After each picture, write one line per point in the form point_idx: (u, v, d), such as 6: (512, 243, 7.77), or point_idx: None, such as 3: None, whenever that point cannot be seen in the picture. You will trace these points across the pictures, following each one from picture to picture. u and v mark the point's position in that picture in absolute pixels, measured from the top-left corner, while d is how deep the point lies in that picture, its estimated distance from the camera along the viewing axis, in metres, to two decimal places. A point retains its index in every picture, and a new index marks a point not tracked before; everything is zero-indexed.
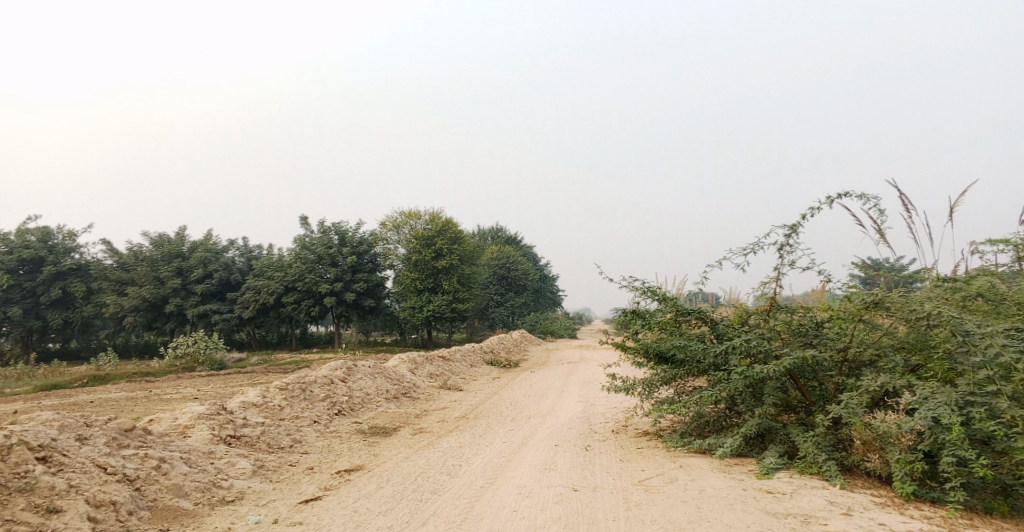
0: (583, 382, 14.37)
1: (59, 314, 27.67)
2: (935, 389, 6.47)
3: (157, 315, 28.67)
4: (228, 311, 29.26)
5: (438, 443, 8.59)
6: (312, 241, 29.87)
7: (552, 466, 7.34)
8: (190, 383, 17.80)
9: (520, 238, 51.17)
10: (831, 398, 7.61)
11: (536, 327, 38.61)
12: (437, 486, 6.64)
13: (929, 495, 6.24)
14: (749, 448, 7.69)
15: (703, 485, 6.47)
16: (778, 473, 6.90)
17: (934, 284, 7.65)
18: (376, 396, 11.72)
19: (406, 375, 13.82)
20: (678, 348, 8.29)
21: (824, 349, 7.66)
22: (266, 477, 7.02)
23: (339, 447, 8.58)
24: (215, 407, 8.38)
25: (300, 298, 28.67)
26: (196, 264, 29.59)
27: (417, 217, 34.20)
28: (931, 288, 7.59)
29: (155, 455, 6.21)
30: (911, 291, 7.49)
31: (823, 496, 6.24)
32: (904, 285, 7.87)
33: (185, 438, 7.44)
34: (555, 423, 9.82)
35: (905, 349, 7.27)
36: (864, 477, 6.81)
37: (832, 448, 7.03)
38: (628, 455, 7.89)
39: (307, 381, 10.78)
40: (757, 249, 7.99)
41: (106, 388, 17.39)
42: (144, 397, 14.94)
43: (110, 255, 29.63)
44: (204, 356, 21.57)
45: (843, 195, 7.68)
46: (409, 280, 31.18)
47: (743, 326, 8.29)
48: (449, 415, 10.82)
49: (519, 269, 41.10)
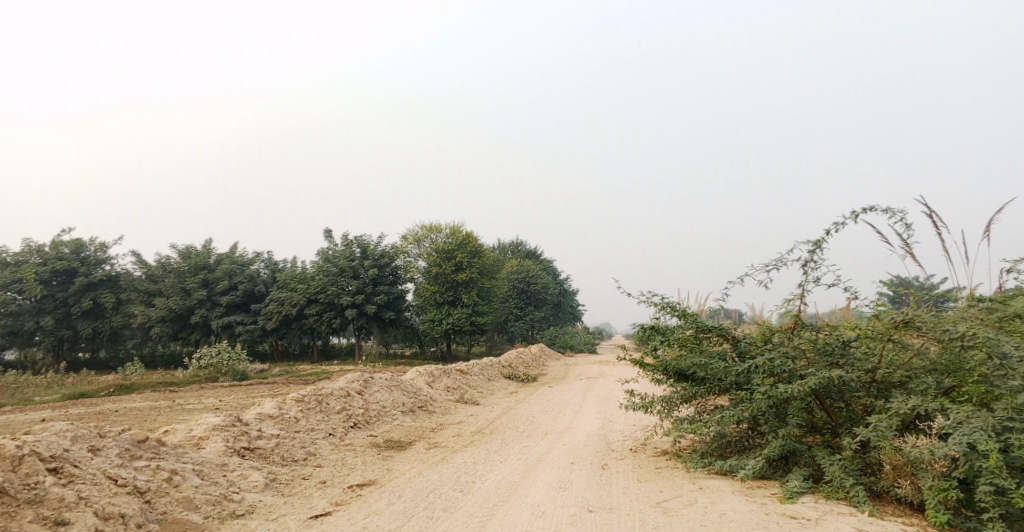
0: (601, 398, 14.16)
1: (89, 323, 28.11)
2: (971, 413, 6.21)
3: (183, 325, 29.02)
4: (252, 322, 29.50)
5: (452, 459, 8.47)
6: (335, 254, 30.04)
7: (567, 485, 7.17)
8: (213, 394, 17.91)
9: (541, 252, 51.06)
10: (858, 419, 7.36)
11: (556, 341, 38.38)
12: (448, 504, 6.51)
13: (965, 525, 5.95)
14: (772, 470, 7.45)
15: (723, 508, 6.26)
16: (802, 498, 6.64)
17: (968, 304, 7.37)
18: (393, 409, 11.64)
19: (423, 388, 13.74)
20: (699, 366, 8.10)
21: (851, 370, 7.42)
22: (277, 491, 6.94)
23: (353, 461, 8.49)
24: (230, 418, 8.35)
25: (322, 310, 28.81)
26: (222, 276, 29.90)
27: (438, 230, 34.29)
28: (965, 307, 7.32)
29: (167, 467, 6.17)
30: (944, 311, 7.24)
31: (850, 523, 5.99)
32: (937, 304, 7.58)
33: (199, 449, 7.40)
34: (572, 440, 9.65)
35: (938, 371, 7.01)
36: (894, 503, 6.54)
37: (860, 473, 6.77)
38: (646, 474, 7.69)
39: (323, 393, 10.74)
40: (781, 265, 7.78)
41: (131, 397, 17.56)
42: (167, 407, 15.05)
43: (139, 267, 30.11)
44: (226, 367, 21.71)
45: (868, 209, 7.47)
46: (429, 293, 31.16)
47: (766, 344, 8.07)
48: (465, 429, 10.69)
49: (539, 283, 40.97)
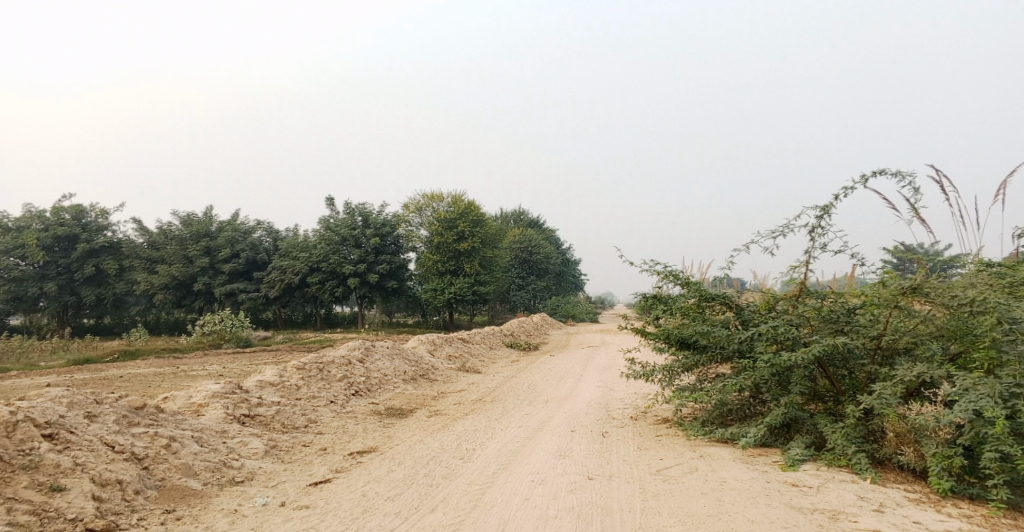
0: (602, 367, 14.15)
1: (92, 290, 28.11)
2: (978, 380, 6.14)
3: (186, 293, 29.05)
4: (254, 290, 29.50)
5: (453, 427, 8.45)
6: (337, 223, 29.86)
7: (568, 452, 7.14)
8: (216, 361, 17.96)
9: (543, 222, 50.82)
10: (861, 387, 7.31)
11: (557, 311, 38.40)
12: (448, 472, 6.49)
13: (967, 492, 5.93)
14: (774, 438, 7.43)
15: (724, 476, 6.22)
16: (804, 465, 6.61)
17: (977, 269, 7.26)
18: (394, 377, 11.63)
19: (425, 356, 13.73)
20: (701, 334, 8.02)
21: (856, 337, 7.35)
22: (277, 458, 6.93)
23: (354, 428, 8.48)
24: (230, 385, 8.32)
25: (324, 279, 28.76)
26: (224, 244, 29.80)
27: (440, 199, 34.08)
28: (974, 272, 7.21)
29: (166, 434, 6.14)
30: (951, 277, 7.17)
31: (853, 490, 5.96)
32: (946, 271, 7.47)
33: (199, 416, 7.38)
34: (572, 408, 9.62)
35: (944, 337, 6.95)
36: (896, 470, 6.51)
37: (862, 440, 6.74)
38: (646, 442, 7.67)
39: (325, 361, 10.72)
40: (787, 232, 7.65)
41: (135, 363, 17.62)
42: (171, 373, 15.08)
43: (141, 234, 30.01)
44: (229, 333, 21.75)
45: (877, 173, 7.31)
46: (431, 263, 31.06)
47: (771, 312, 7.97)
48: (466, 398, 10.67)
49: (542, 252, 40.85)
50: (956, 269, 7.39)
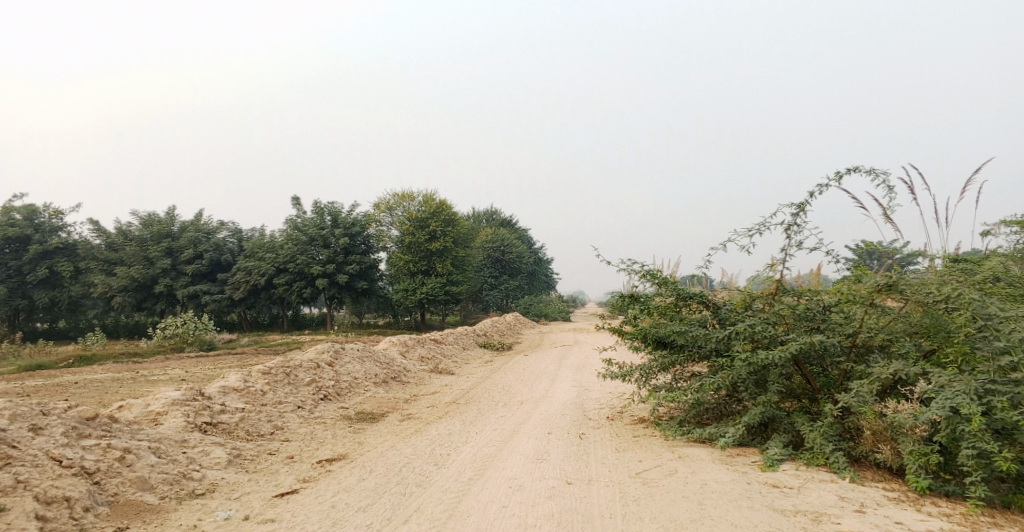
0: (577, 366, 14.03)
1: (45, 293, 27.12)
2: (953, 377, 6.11)
3: (147, 295, 28.24)
4: (218, 292, 28.80)
5: (426, 431, 8.21)
6: (304, 222, 29.28)
7: (545, 456, 6.96)
8: (178, 365, 17.40)
9: (516, 221, 50.64)
10: (837, 384, 7.27)
11: (530, 310, 38.31)
12: (422, 479, 6.26)
13: (944, 489, 5.89)
14: (751, 437, 7.34)
15: (704, 478, 6.10)
16: (783, 465, 6.51)
17: (948, 264, 7.27)
18: (364, 380, 11.33)
19: (397, 358, 13.44)
20: (678, 333, 7.90)
21: (832, 335, 7.30)
22: (241, 467, 6.62)
23: (323, 434, 8.18)
24: (192, 392, 7.97)
25: (292, 280, 28.21)
26: (186, 244, 29.00)
27: (411, 199, 33.72)
28: (945, 267, 7.22)
29: (119, 446, 5.80)
30: (920, 272, 7.17)
31: (833, 491, 5.87)
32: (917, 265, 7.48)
33: (157, 426, 7.02)
34: (548, 409, 9.44)
35: (918, 333, 6.93)
36: (873, 468, 6.46)
37: (839, 438, 6.68)
38: (624, 443, 7.53)
39: (292, 364, 10.38)
40: (763, 230, 7.59)
41: (91, 369, 16.99)
42: (130, 379, 14.54)
43: (98, 235, 29.05)
44: (193, 336, 21.13)
45: (851, 170, 7.30)
46: (403, 263, 30.71)
47: (747, 311, 7.90)
48: (440, 400, 10.42)
49: (514, 252, 40.70)
50: (928, 264, 7.42)
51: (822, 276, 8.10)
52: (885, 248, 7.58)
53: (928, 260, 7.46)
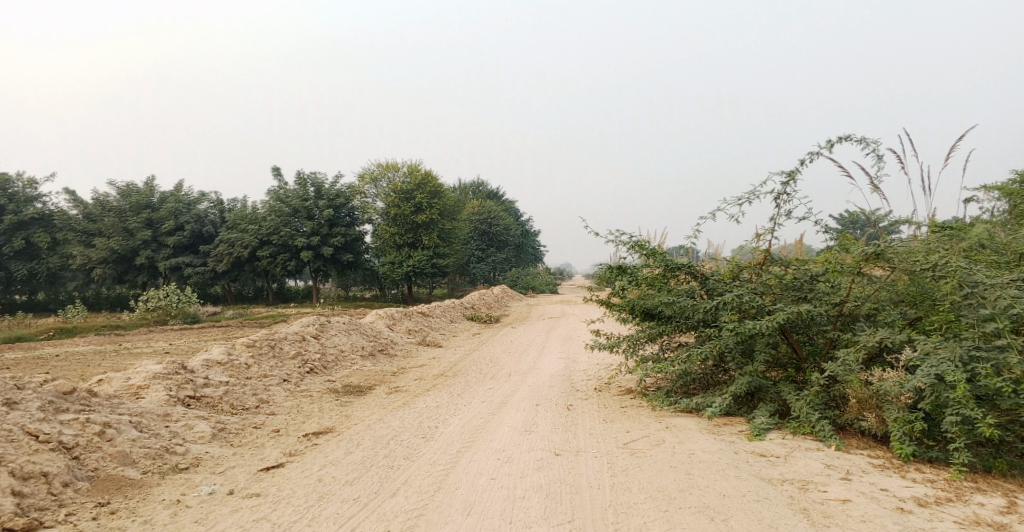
0: (565, 338, 14.04)
1: (23, 264, 26.75)
2: (939, 344, 6.12)
3: (128, 267, 27.88)
4: (201, 264, 28.47)
5: (414, 404, 8.16)
6: (287, 194, 28.88)
7: (533, 428, 6.94)
8: (162, 337, 17.23)
9: (502, 193, 50.32)
10: (823, 353, 7.28)
11: (517, 283, 38.32)
12: (410, 452, 6.22)
13: (928, 456, 5.92)
14: (737, 406, 7.36)
15: (692, 448, 6.10)
16: (769, 434, 6.53)
17: (934, 232, 7.26)
18: (351, 352, 11.25)
19: (384, 331, 13.37)
20: (666, 304, 7.86)
21: (819, 304, 7.29)
22: (226, 441, 6.54)
23: (309, 408, 8.11)
24: (174, 365, 7.84)
25: (276, 252, 27.93)
26: (167, 216, 28.57)
27: (395, 170, 33.35)
28: (932, 235, 7.20)
29: (98, 420, 5.69)
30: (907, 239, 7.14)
31: (819, 459, 5.90)
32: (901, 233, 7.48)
33: (138, 400, 6.91)
34: (536, 381, 9.43)
35: (904, 302, 6.93)
36: (858, 435, 6.49)
37: (824, 407, 6.70)
38: (612, 414, 7.52)
39: (276, 337, 10.27)
40: (752, 199, 7.53)
41: (73, 341, 16.77)
42: (113, 351, 14.39)
43: (75, 205, 28.53)
44: (176, 309, 20.91)
45: (842, 138, 7.22)
46: (388, 235, 30.49)
47: (735, 281, 7.87)
48: (428, 372, 10.39)
49: (501, 224, 40.55)
50: (915, 233, 7.41)
51: (806, 245, 8.09)
52: (871, 217, 7.59)
53: (914, 228, 7.45)
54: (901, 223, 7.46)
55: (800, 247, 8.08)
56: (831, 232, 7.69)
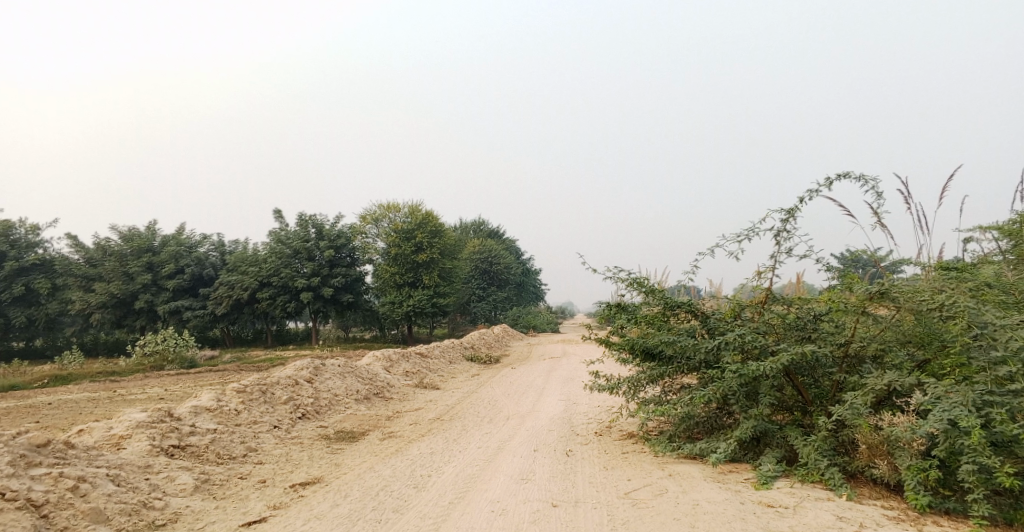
0: (565, 378, 13.74)
1: (22, 311, 26.58)
2: (951, 388, 5.87)
3: (128, 311, 27.69)
4: (201, 308, 28.27)
5: (407, 450, 7.88)
6: (288, 235, 28.83)
7: (530, 476, 6.65)
8: (157, 383, 16.95)
9: (503, 232, 50.33)
10: (830, 396, 7.02)
11: (518, 322, 38.03)
12: (400, 504, 5.94)
13: (944, 507, 5.63)
14: (742, 452, 7.07)
15: (696, 498, 5.82)
16: (777, 483, 6.23)
17: (939, 272, 7.08)
18: (346, 396, 10.98)
19: (380, 373, 13.10)
20: (666, 344, 7.63)
21: (823, 344, 7.08)
22: (209, 494, 6.25)
23: (298, 456, 7.83)
24: (159, 413, 7.59)
25: (276, 294, 27.74)
26: (167, 259, 28.44)
27: (396, 210, 33.45)
28: (937, 275, 7.01)
29: (72, 474, 5.45)
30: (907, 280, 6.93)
31: (831, 510, 5.61)
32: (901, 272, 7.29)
33: (119, 451, 6.65)
34: (534, 425, 9.14)
35: (912, 343, 6.73)
36: (870, 484, 6.20)
37: (833, 453, 6.41)
38: (612, 461, 7.24)
39: (269, 382, 10.01)
40: (751, 236, 7.35)
41: (67, 388, 16.49)
42: (107, 398, 14.11)
43: (76, 250, 28.49)
44: (174, 353, 20.63)
45: (841, 175, 7.07)
46: (389, 275, 30.35)
47: (736, 320, 7.65)
48: (423, 416, 10.10)
49: (501, 262, 40.42)
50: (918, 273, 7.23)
51: (807, 284, 7.90)
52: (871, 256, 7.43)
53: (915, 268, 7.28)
54: (902, 263, 7.26)
55: (801, 285, 7.89)
56: (832, 270, 7.50)
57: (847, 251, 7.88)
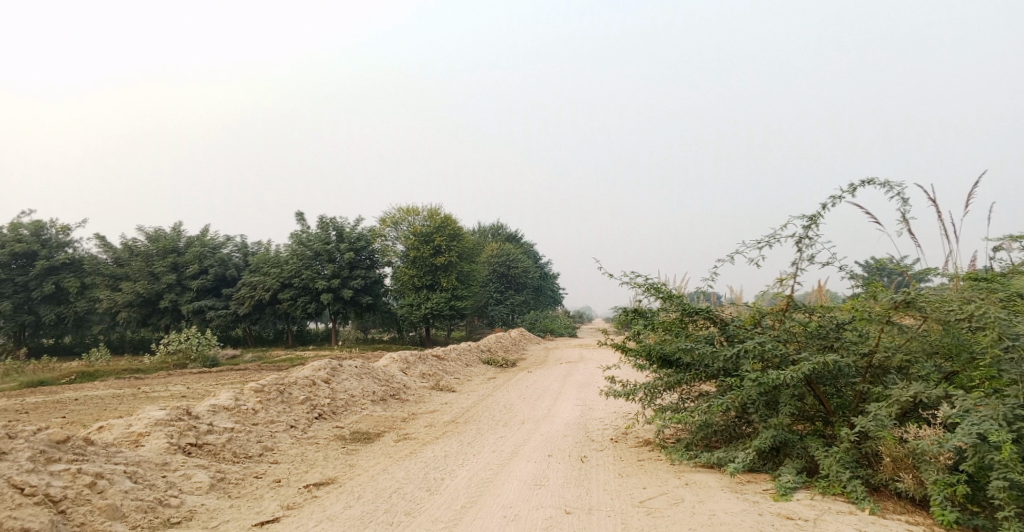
0: (581, 383, 13.66)
1: (50, 309, 27.09)
2: (979, 401, 5.73)
3: (152, 310, 28.08)
4: (223, 308, 28.59)
5: (422, 453, 7.87)
6: (309, 237, 29.09)
7: (543, 481, 6.59)
8: (180, 381, 17.14)
9: (522, 237, 50.32)
10: (853, 407, 6.89)
11: (535, 326, 37.95)
12: (412, 507, 5.92)
13: (972, 523, 5.48)
14: (761, 462, 6.96)
15: (713, 508, 5.73)
16: (797, 494, 6.12)
17: (967, 283, 6.92)
18: (362, 397, 11.01)
19: (397, 375, 13.12)
20: (684, 351, 7.54)
21: (846, 354, 6.95)
22: (224, 492, 6.29)
23: (314, 456, 7.85)
24: (177, 411, 7.65)
25: (297, 295, 27.96)
26: (192, 260, 28.82)
27: (416, 213, 33.61)
28: (965, 285, 6.86)
29: (90, 470, 5.52)
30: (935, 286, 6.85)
31: (852, 524, 5.49)
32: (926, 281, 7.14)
33: (137, 448, 6.72)
34: (549, 430, 9.09)
35: (939, 354, 6.59)
36: (894, 498, 6.07)
37: (856, 465, 6.28)
38: (628, 468, 7.16)
39: (286, 382, 10.06)
40: (772, 242, 7.24)
41: (92, 385, 16.75)
42: (130, 395, 14.30)
43: (104, 250, 28.99)
44: (196, 352, 20.86)
45: (865, 182, 6.94)
46: (408, 277, 30.47)
47: (756, 328, 7.54)
48: (439, 419, 10.09)
49: (520, 266, 40.38)
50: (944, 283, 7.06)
51: (830, 292, 7.76)
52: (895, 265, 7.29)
53: (942, 278, 7.10)
54: (928, 273, 7.09)
55: (824, 293, 7.75)
56: (856, 278, 7.37)
57: (871, 260, 7.74)
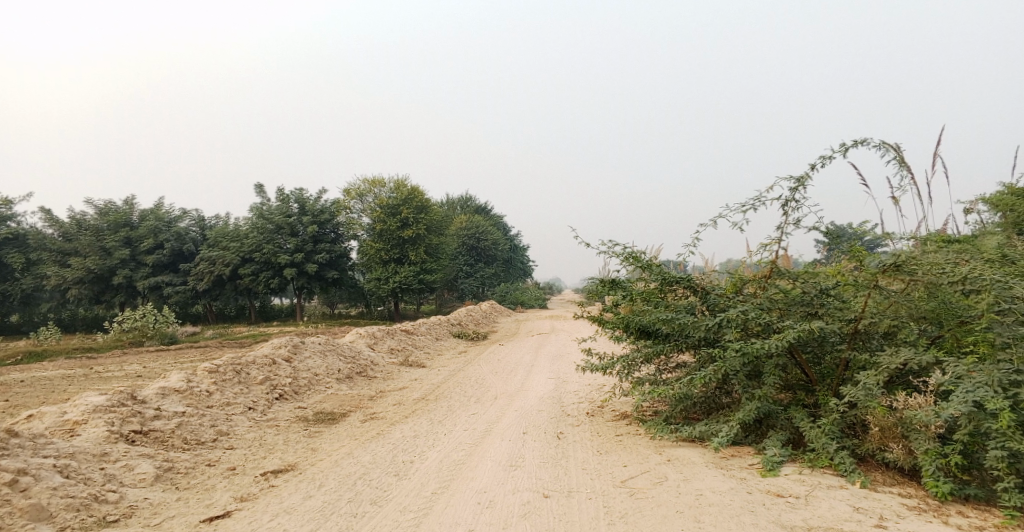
0: (554, 356, 13.30)
1: None
2: (973, 367, 5.49)
3: (105, 287, 26.92)
4: (182, 283, 27.55)
5: (389, 434, 7.41)
6: (270, 210, 28.05)
7: (519, 462, 6.20)
8: (136, 360, 16.34)
9: (491, 209, 49.55)
10: (837, 375, 6.60)
11: (506, 298, 37.57)
12: (379, 494, 5.49)
13: (966, 494, 5.27)
14: (744, 435, 6.66)
15: (699, 487, 5.40)
16: (784, 469, 5.82)
17: (938, 244, 6.74)
18: (326, 375, 10.46)
19: (364, 351, 12.60)
20: (664, 321, 7.15)
21: (831, 321, 6.61)
22: (172, 484, 5.76)
23: (273, 440, 7.33)
24: (121, 395, 7.03)
25: (258, 269, 27.03)
26: (146, 234, 27.68)
27: (381, 185, 32.75)
28: (939, 244, 6.77)
29: (11, 468, 4.99)
30: (905, 244, 6.63)
31: (845, 500, 5.22)
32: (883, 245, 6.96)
33: (73, 438, 6.13)
34: (523, 405, 8.70)
35: (925, 319, 6.29)
36: (882, 468, 5.82)
37: (842, 435, 6.01)
38: (607, 444, 6.80)
39: (243, 361, 9.44)
40: (757, 206, 6.90)
41: (41, 365, 15.84)
42: (82, 375, 13.52)
43: (50, 224, 27.56)
44: (153, 330, 19.93)
45: (858, 142, 6.58)
46: (374, 251, 29.68)
47: (738, 296, 7.21)
48: (408, 396, 9.62)
49: (489, 239, 39.79)
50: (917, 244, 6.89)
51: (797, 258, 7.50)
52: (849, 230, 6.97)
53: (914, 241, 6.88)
54: (894, 235, 6.80)
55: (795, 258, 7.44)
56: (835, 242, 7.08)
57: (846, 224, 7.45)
